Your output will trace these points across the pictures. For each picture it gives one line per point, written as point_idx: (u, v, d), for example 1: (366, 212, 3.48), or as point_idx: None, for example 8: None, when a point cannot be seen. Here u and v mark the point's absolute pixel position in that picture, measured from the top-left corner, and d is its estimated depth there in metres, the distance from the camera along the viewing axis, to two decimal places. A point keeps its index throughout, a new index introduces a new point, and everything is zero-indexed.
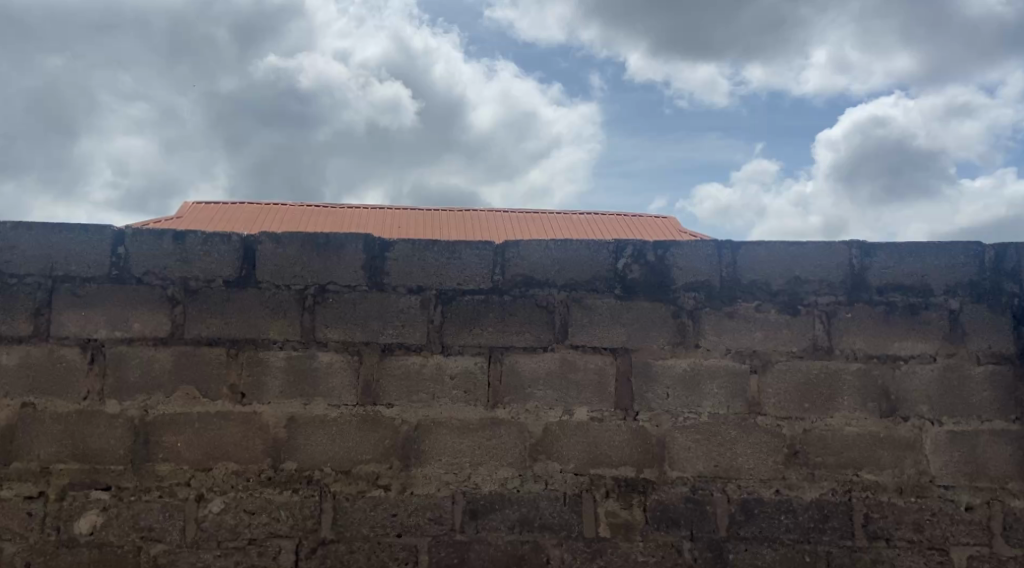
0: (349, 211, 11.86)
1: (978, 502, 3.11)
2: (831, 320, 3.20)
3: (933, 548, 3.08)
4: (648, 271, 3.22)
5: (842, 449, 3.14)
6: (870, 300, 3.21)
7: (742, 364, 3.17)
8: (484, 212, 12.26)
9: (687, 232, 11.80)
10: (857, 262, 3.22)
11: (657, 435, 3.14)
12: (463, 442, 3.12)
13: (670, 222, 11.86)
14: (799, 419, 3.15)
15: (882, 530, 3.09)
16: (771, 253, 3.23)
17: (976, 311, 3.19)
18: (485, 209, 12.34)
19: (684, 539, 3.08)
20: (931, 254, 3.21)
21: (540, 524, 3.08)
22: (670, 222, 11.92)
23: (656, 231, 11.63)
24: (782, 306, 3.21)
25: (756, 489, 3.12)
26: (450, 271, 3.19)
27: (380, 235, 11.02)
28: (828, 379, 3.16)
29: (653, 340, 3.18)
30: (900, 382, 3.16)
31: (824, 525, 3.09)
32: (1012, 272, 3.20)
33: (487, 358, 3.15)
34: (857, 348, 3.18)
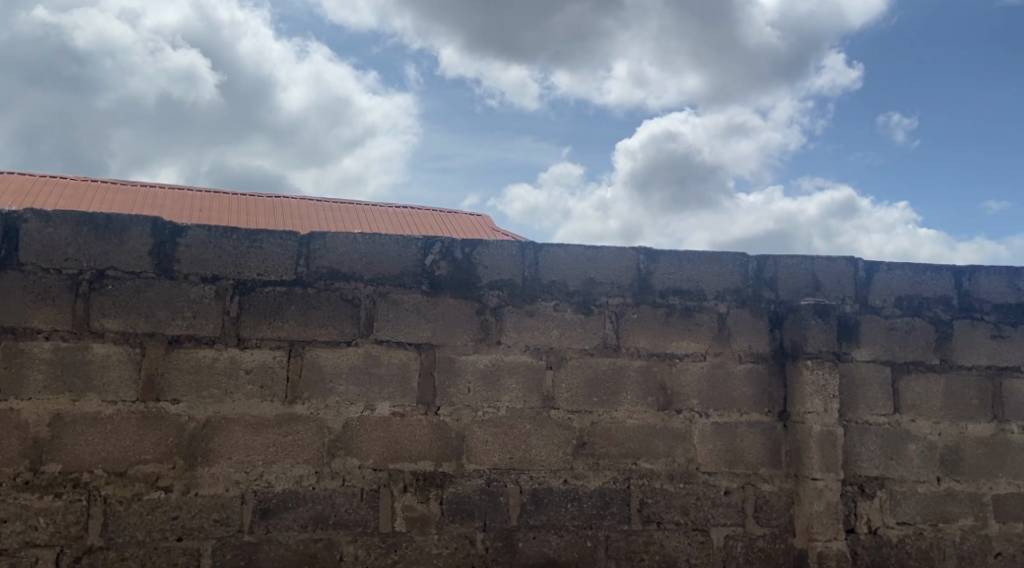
0: (132, 188, 10.84)
1: (735, 486, 3.48)
2: (620, 319, 3.43)
3: (696, 529, 3.40)
4: (455, 268, 3.27)
5: (624, 440, 3.38)
6: (654, 303, 3.47)
7: (539, 360, 3.31)
8: (284, 198, 11.68)
9: (491, 229, 11.94)
10: (644, 267, 3.48)
11: (457, 429, 3.20)
12: (256, 440, 3.00)
13: (475, 219, 11.96)
14: (587, 413, 3.35)
15: (655, 514, 3.37)
16: (569, 254, 3.40)
17: (740, 314, 3.56)
18: (285, 195, 11.77)
19: (476, 530, 3.17)
20: (705, 261, 3.55)
21: (334, 521, 3.03)
22: (476, 219, 12.00)
23: (462, 226, 11.67)
24: (577, 306, 3.39)
25: (546, 479, 3.27)
26: (250, 261, 3.04)
27: (166, 217, 10.16)
28: (614, 376, 3.39)
29: (457, 336, 3.23)
30: (675, 378, 3.46)
31: (605, 511, 3.31)
32: (769, 280, 3.63)
33: (286, 352, 3.04)
34: (641, 346, 3.43)
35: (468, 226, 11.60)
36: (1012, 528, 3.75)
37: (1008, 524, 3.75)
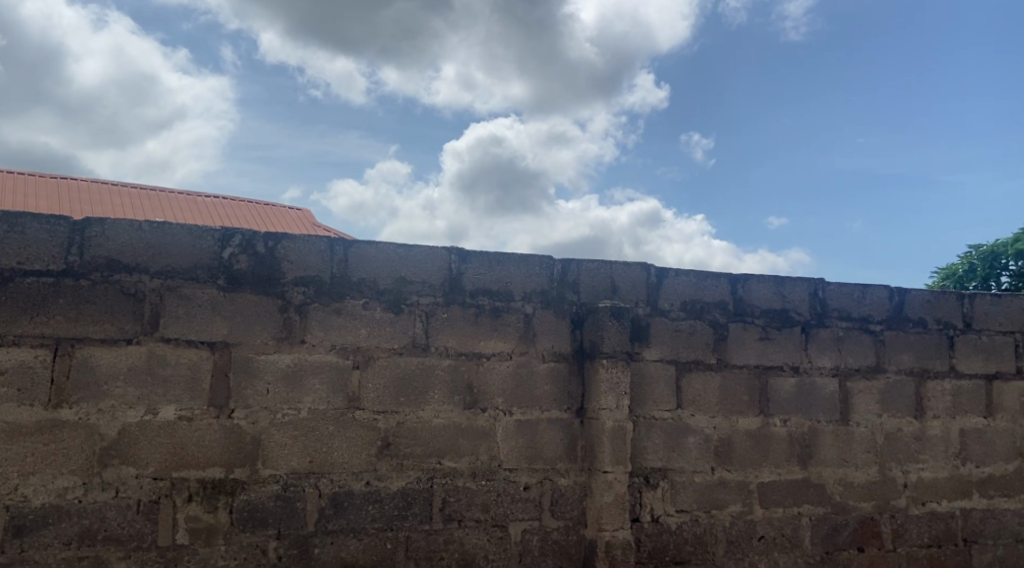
0: None
1: (534, 481, 3.58)
2: (429, 319, 3.41)
3: (495, 525, 3.46)
4: (256, 263, 3.09)
5: (429, 440, 3.37)
6: (463, 303, 3.49)
7: (345, 359, 3.22)
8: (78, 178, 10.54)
9: (313, 224, 11.38)
10: (455, 267, 3.48)
11: (253, 433, 3.03)
12: (12, 450, 2.72)
13: (298, 213, 11.37)
14: (393, 413, 3.30)
15: (456, 512, 3.39)
16: (380, 251, 3.33)
17: (544, 315, 3.67)
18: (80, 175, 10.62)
19: (269, 539, 3.03)
20: (513, 263, 3.62)
21: (104, 536, 2.80)
22: (298, 213, 11.42)
23: (281, 219, 11.05)
24: (387, 305, 3.33)
25: (347, 482, 3.19)
26: (11, 247, 2.77)
27: None
28: (422, 375, 3.37)
29: (256, 334, 3.07)
30: (481, 377, 3.50)
31: (406, 511, 3.29)
32: (572, 283, 3.78)
33: (52, 352, 2.78)
34: (449, 346, 3.44)
35: (277, 219, 11.03)
36: (772, 512, 4.16)
37: (769, 509, 4.15)
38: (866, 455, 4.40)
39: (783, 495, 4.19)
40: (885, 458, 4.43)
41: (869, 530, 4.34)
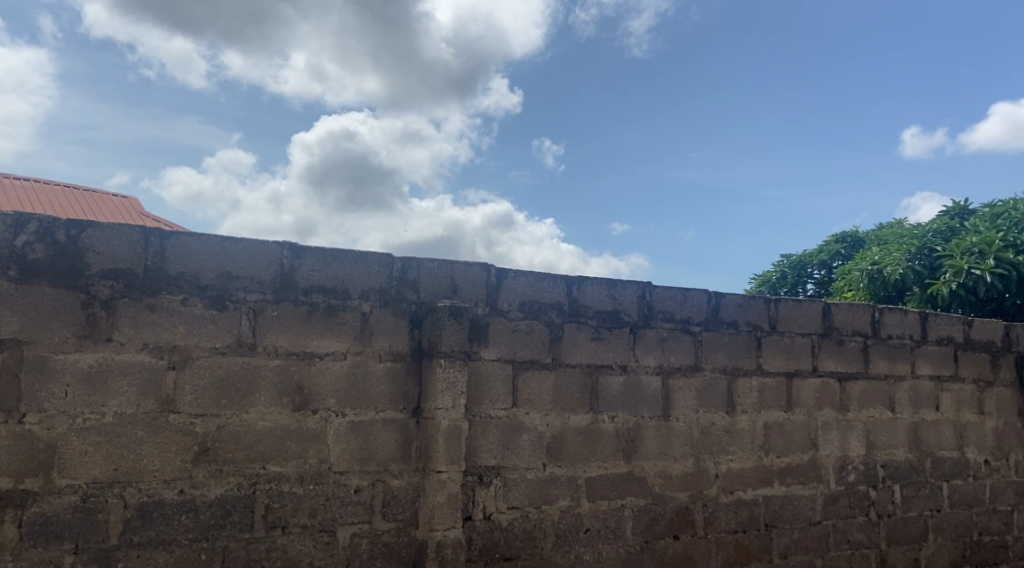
0: None
1: (365, 483, 3.49)
2: (257, 316, 3.32)
3: (322, 530, 3.35)
4: (56, 253, 3.01)
5: (252, 443, 3.25)
6: (295, 300, 3.40)
7: (159, 359, 3.12)
8: None
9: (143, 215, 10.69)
10: (287, 263, 3.39)
11: (47, 439, 2.94)
12: None
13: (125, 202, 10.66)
14: (213, 417, 3.19)
15: (279, 519, 3.27)
16: (202, 244, 3.24)
17: (382, 314, 3.59)
18: None
19: (65, 553, 2.92)
20: (350, 259, 3.53)
21: None
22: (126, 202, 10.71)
23: (105, 209, 10.32)
24: (208, 302, 3.23)
25: (158, 491, 3.08)
26: None
27: None
28: (247, 376, 3.27)
29: (53, 331, 2.98)
30: (313, 377, 3.41)
31: (224, 520, 3.17)
32: (413, 282, 3.71)
33: None
34: (279, 345, 3.35)
35: (96, 206, 10.24)
36: (598, 505, 4.53)
37: (595, 502, 4.52)
38: (683, 448, 4.91)
39: (608, 489, 4.58)
40: (699, 450, 4.97)
41: (683, 519, 4.85)
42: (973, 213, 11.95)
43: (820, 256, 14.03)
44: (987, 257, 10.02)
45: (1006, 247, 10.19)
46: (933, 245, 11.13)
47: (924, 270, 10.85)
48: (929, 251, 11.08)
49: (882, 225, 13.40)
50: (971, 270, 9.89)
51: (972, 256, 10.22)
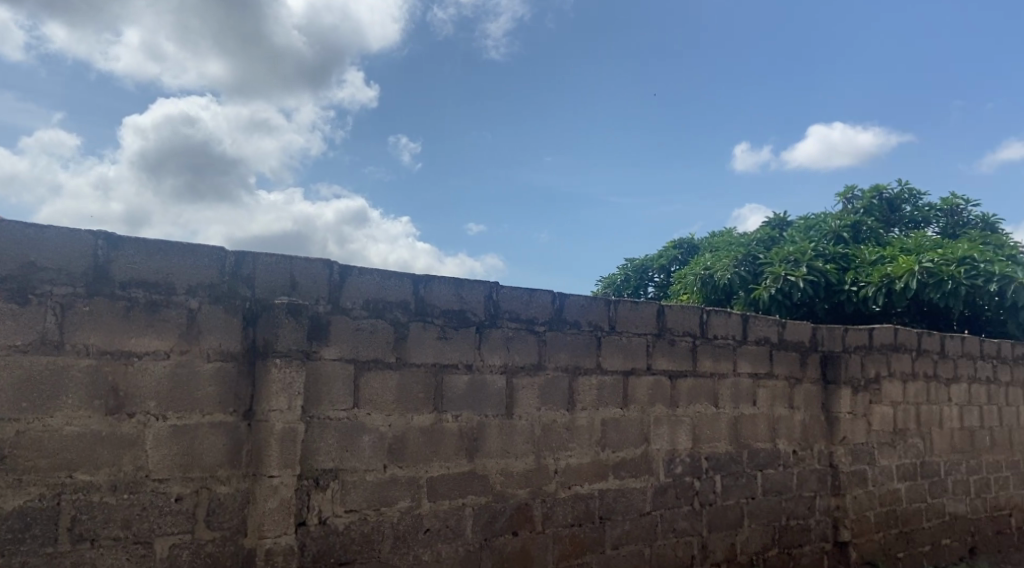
0: None
1: (187, 491, 3.45)
2: (65, 311, 3.22)
3: (137, 542, 3.31)
4: None
5: (58, 450, 3.17)
6: (111, 294, 3.32)
7: None
8: None
9: None
10: (102, 254, 3.31)
11: None
12: None
13: None
14: (11, 421, 3.09)
15: (88, 531, 3.20)
16: (4, 231, 3.11)
17: (212, 311, 3.55)
18: None
19: None
20: (176, 252, 3.47)
21: None
22: None
23: None
24: (9, 294, 3.11)
25: None
26: None
27: None
28: (53, 377, 3.18)
29: None
30: (129, 379, 3.34)
31: (24, 534, 3.08)
32: (246, 277, 3.67)
33: None
34: (90, 343, 3.27)
35: None
36: (439, 505, 4.50)
37: (435, 502, 4.48)
38: (525, 445, 4.97)
39: (450, 488, 4.56)
40: (540, 447, 5.04)
41: (522, 515, 4.90)
42: (791, 224, 12.93)
43: (659, 260, 14.67)
44: (801, 267, 11.18)
45: (816, 258, 11.41)
46: (756, 253, 12.02)
47: (748, 276, 11.71)
48: (752, 258, 11.92)
49: (714, 233, 14.22)
50: (787, 277, 11.07)
51: (789, 265, 11.32)
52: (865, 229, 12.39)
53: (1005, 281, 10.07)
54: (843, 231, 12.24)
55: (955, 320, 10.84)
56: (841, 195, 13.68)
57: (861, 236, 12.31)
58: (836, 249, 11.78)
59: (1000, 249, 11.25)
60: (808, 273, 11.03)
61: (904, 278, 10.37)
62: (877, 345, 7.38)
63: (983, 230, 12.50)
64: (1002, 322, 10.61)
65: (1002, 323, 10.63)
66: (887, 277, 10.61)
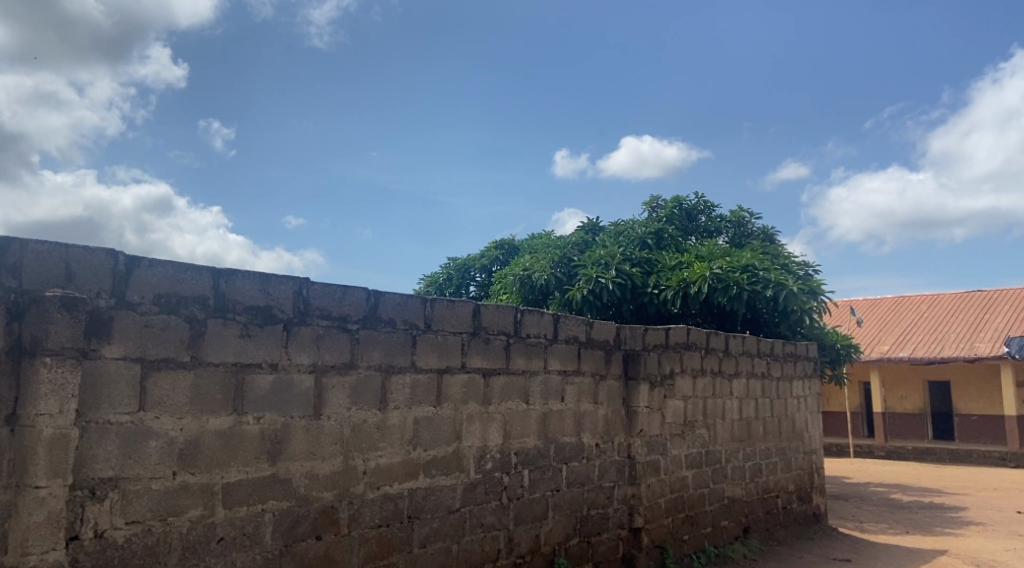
0: None
1: None
2: None
3: None
4: None
5: None
6: None
7: None
8: None
9: None
10: None
11: None
12: None
13: None
14: None
15: None
16: None
17: None
18: None
19: None
20: None
21: None
22: None
23: None
24: None
25: None
26: None
27: None
28: None
29: None
30: None
31: None
32: (12, 267, 3.44)
33: None
34: None
35: None
36: (234, 512, 4.25)
37: (231, 509, 4.23)
38: (333, 447, 4.81)
39: (248, 494, 4.33)
40: (349, 448, 4.90)
41: (327, 518, 4.74)
42: (603, 229, 13.49)
43: (481, 260, 14.83)
44: (610, 270, 11.66)
45: (624, 262, 11.96)
46: (570, 255, 12.43)
47: (563, 278, 12.09)
48: (567, 260, 12.35)
49: (533, 235, 14.59)
50: (598, 279, 11.49)
51: (599, 267, 11.77)
52: (666, 236, 13.17)
53: (779, 287, 11.11)
54: (648, 237, 12.96)
55: (740, 322, 11.75)
56: (646, 204, 14.44)
57: (663, 242, 13.07)
58: (641, 253, 12.41)
59: (776, 258, 12.39)
60: (616, 275, 11.53)
61: (698, 283, 11.17)
62: (672, 344, 7.86)
63: (765, 241, 13.71)
64: (776, 325, 11.65)
65: (776, 326, 11.68)
66: (684, 281, 11.35)
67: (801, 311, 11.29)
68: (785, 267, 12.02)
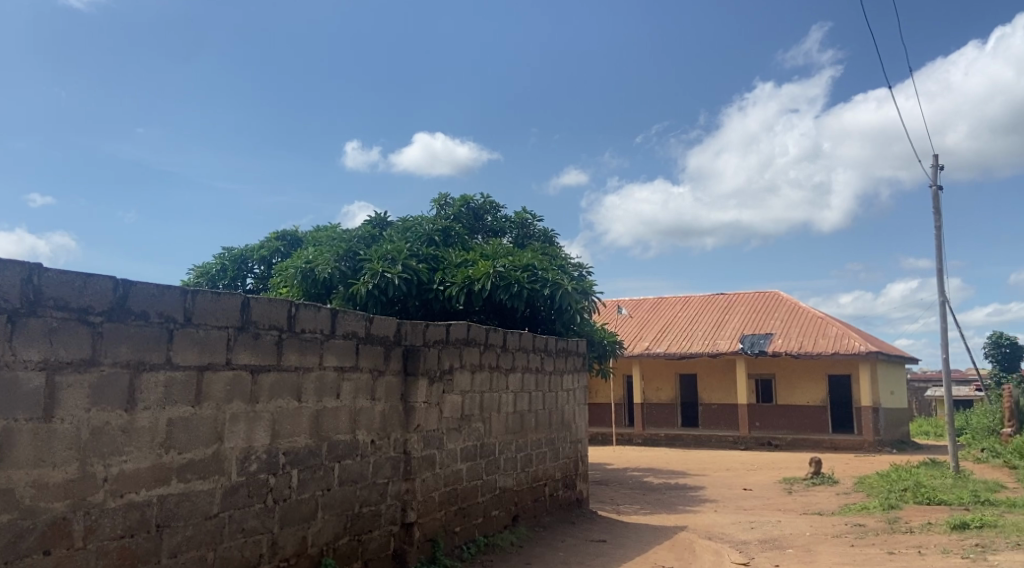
0: None
1: None
2: None
3: None
4: None
5: None
6: None
7: None
8: None
9: None
10: None
11: None
12: None
13: None
14: None
15: None
16: None
17: None
18: None
19: None
20: None
21: None
22: None
23: None
24: None
25: None
26: None
27: None
28: None
29: None
30: None
31: None
32: None
33: None
34: None
35: None
36: None
37: None
38: (66, 452, 4.36)
39: None
40: (86, 453, 4.47)
41: (57, 531, 4.31)
42: (391, 224, 13.36)
43: (260, 251, 14.15)
44: (396, 265, 11.56)
45: (410, 258, 11.92)
46: (357, 249, 12.20)
47: (348, 272, 11.84)
48: (353, 254, 12.10)
49: (317, 227, 14.20)
50: (385, 274, 11.35)
51: (386, 262, 11.64)
52: (453, 234, 13.32)
53: (556, 287, 11.64)
54: (434, 234, 13.04)
55: (519, 319, 12.11)
56: (434, 200, 14.55)
57: (449, 240, 13.20)
58: (427, 250, 12.44)
59: (555, 258, 12.94)
60: (403, 271, 11.47)
61: (482, 280, 11.39)
62: (452, 340, 7.95)
63: (545, 242, 14.28)
64: (552, 323, 12.16)
65: (552, 324, 12.18)
66: (468, 277, 11.52)
67: (573, 310, 11.88)
68: (561, 268, 12.60)
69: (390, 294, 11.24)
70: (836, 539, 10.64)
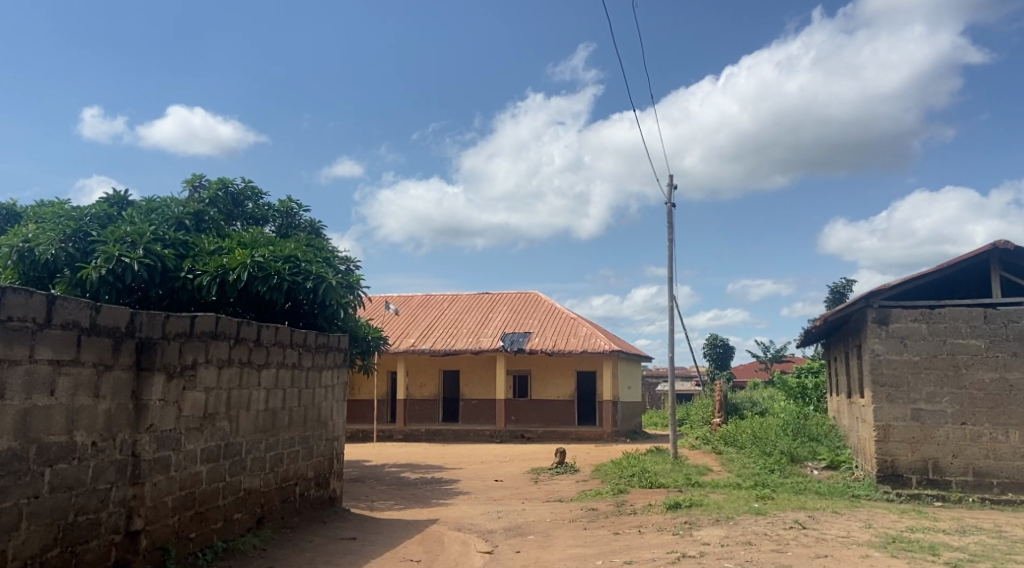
0: None
1: None
2: None
3: None
4: None
5: None
6: None
7: None
8: None
9: None
10: None
11: None
12: None
13: None
14: None
15: None
16: None
17: None
18: None
19: None
20: None
21: None
22: None
23: None
24: None
25: None
26: None
27: None
28: None
29: None
30: None
31: None
32: None
33: None
34: None
35: None
36: None
37: None
38: None
39: None
40: None
41: None
42: (132, 204, 12.30)
43: None
44: (137, 249, 10.63)
45: (154, 242, 11.00)
46: (89, 230, 11.07)
47: (77, 254, 10.79)
48: (84, 235, 11.04)
49: (41, 202, 12.76)
50: (122, 258, 10.41)
51: (124, 246, 10.62)
52: (207, 219, 12.60)
53: (320, 280, 11.35)
54: (185, 218, 12.24)
55: (277, 313, 11.66)
56: (186, 181, 13.68)
57: (202, 225, 12.46)
58: (175, 234, 11.60)
59: (319, 250, 12.62)
60: (145, 256, 10.58)
61: (237, 271, 10.86)
62: (197, 333, 7.51)
63: (310, 233, 13.96)
64: (313, 317, 11.89)
65: (314, 317, 11.92)
66: (221, 267, 10.92)
67: (337, 304, 11.66)
68: (326, 260, 12.33)
69: (127, 280, 10.31)
70: (570, 524, 11.41)
